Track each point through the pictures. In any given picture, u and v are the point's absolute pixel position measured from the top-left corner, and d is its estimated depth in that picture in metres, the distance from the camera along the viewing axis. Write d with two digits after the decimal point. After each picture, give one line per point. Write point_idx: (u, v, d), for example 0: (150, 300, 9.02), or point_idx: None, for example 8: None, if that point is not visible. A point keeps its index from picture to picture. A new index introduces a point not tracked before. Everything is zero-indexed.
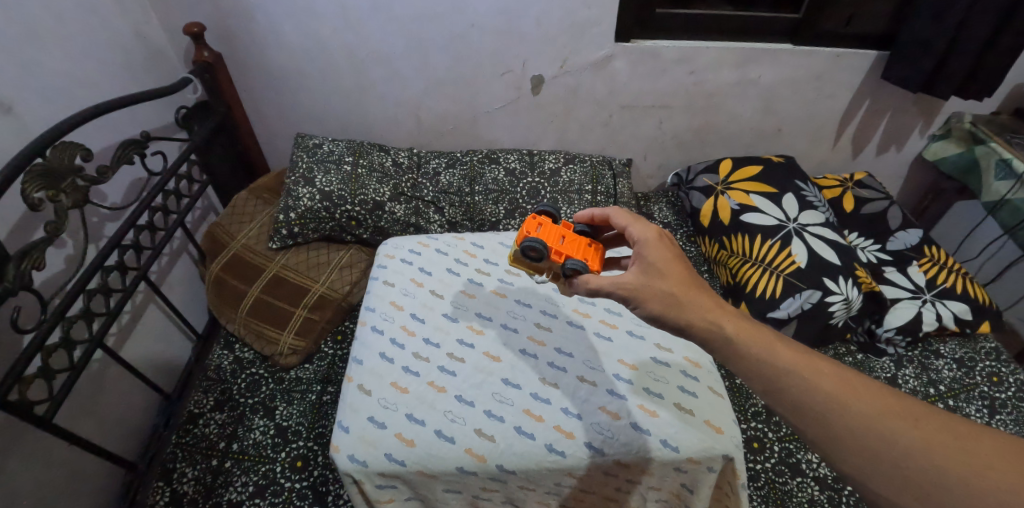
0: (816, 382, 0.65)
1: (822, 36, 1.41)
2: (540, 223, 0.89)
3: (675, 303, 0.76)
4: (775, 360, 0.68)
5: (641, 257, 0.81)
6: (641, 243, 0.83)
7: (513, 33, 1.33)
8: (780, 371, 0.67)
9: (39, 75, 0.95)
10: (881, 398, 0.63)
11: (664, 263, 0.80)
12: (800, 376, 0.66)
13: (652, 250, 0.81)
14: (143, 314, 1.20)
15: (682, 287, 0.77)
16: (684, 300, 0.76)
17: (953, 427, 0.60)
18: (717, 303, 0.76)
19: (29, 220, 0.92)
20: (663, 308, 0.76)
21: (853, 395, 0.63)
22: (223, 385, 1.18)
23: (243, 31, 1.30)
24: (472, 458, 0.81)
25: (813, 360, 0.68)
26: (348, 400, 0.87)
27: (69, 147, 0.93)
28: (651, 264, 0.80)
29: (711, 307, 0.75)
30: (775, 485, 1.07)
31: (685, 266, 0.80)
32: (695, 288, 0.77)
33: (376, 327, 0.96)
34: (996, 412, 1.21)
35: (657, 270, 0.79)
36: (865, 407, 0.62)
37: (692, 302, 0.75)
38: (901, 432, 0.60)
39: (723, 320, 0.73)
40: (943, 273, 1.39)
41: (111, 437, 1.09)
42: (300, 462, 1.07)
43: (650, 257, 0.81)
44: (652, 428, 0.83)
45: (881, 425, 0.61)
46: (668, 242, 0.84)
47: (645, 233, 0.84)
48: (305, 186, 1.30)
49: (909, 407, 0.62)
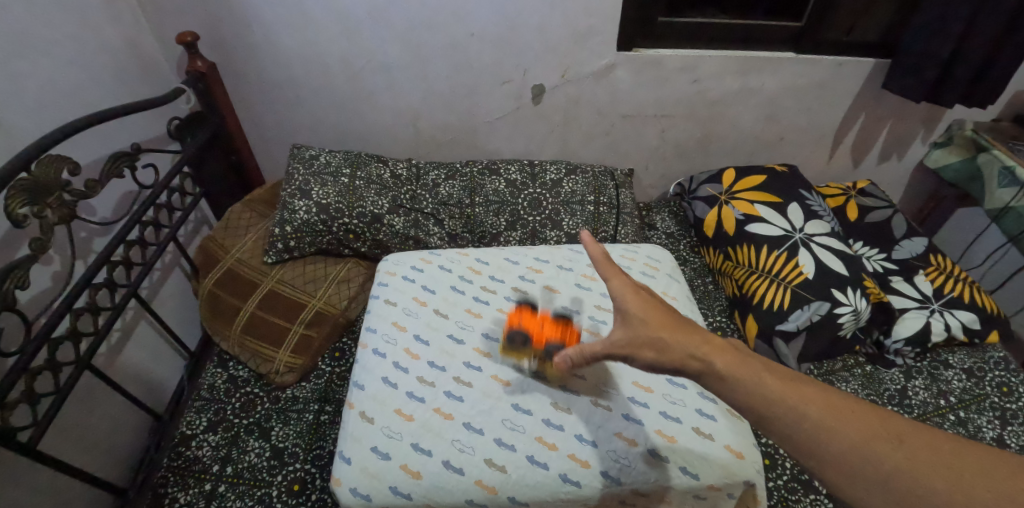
0: (801, 408, 0.62)
1: (823, 44, 1.40)
2: (520, 315, 0.95)
3: (662, 348, 0.71)
4: (760, 388, 0.64)
5: (622, 314, 0.74)
6: (619, 300, 0.75)
7: (514, 41, 1.31)
8: (767, 400, 0.63)
9: (25, 87, 0.91)
10: (865, 421, 0.60)
11: (646, 313, 0.73)
12: (785, 404, 0.62)
13: (631, 304, 0.74)
14: (133, 332, 1.16)
15: (667, 330, 0.72)
16: (670, 342, 0.70)
17: (937, 446, 0.57)
18: (704, 340, 0.70)
19: (14, 237, 0.89)
20: (655, 357, 0.71)
21: (837, 420, 0.60)
22: (217, 405, 1.14)
23: (237, 41, 1.27)
24: (482, 490, 0.78)
25: (799, 386, 0.64)
26: (349, 428, 0.84)
27: (56, 160, 0.90)
28: (632, 315, 0.74)
29: (700, 347, 0.70)
30: (787, 503, 1.04)
31: (666, 310, 0.75)
32: (682, 330, 0.72)
33: (377, 350, 0.93)
34: (1008, 423, 1.18)
35: (638, 319, 0.73)
36: (850, 433, 0.59)
37: (678, 342, 0.70)
38: (888, 455, 0.57)
39: (711, 354, 0.68)
40: (951, 282, 1.37)
41: (98, 462, 1.04)
42: (297, 486, 1.02)
43: (630, 311, 0.74)
44: (671, 455, 0.80)
45: (865, 449, 0.58)
46: (646, 293, 0.77)
47: (623, 286, 0.76)
48: (301, 198, 1.27)
49: (892, 428, 0.60)
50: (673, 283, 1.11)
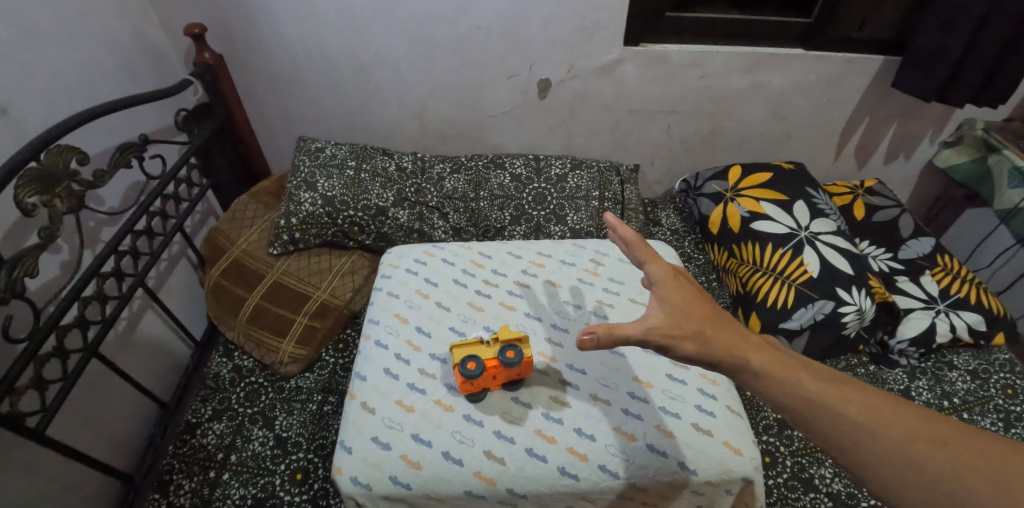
0: (840, 410, 0.60)
1: (832, 41, 1.39)
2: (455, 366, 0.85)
3: (701, 341, 0.68)
4: (800, 389, 0.63)
5: (662, 301, 0.71)
6: (658, 286, 0.72)
7: (520, 35, 1.31)
8: (807, 401, 0.62)
9: (36, 77, 0.93)
10: (905, 422, 0.59)
11: (688, 304, 0.71)
12: (825, 405, 0.61)
13: (672, 291, 0.71)
14: (140, 320, 1.17)
15: (709, 324, 0.70)
16: (710, 336, 0.68)
17: (978, 448, 0.56)
18: (742, 335, 0.69)
19: (25, 225, 0.90)
20: (695, 350, 0.68)
21: (879, 423, 0.59)
22: (222, 394, 1.16)
23: (245, 33, 1.28)
24: (481, 481, 0.78)
25: (838, 387, 0.63)
26: (351, 418, 0.84)
27: (64, 150, 0.91)
28: (673, 304, 0.71)
29: (738, 341, 0.68)
30: (788, 501, 1.04)
31: (706, 302, 0.73)
32: (722, 324, 0.70)
33: (380, 342, 0.93)
34: (1012, 426, 1.17)
35: (680, 309, 0.70)
36: (890, 433, 0.58)
37: (718, 336, 0.68)
38: (928, 456, 0.56)
39: (750, 353, 0.67)
40: (957, 283, 1.36)
41: (105, 448, 1.06)
42: (300, 475, 1.04)
43: (671, 298, 0.71)
44: (670, 450, 0.81)
45: (905, 450, 0.57)
46: (685, 280, 0.74)
47: (664, 273, 0.73)
48: (307, 190, 1.28)
49: (932, 428, 0.58)
50: None
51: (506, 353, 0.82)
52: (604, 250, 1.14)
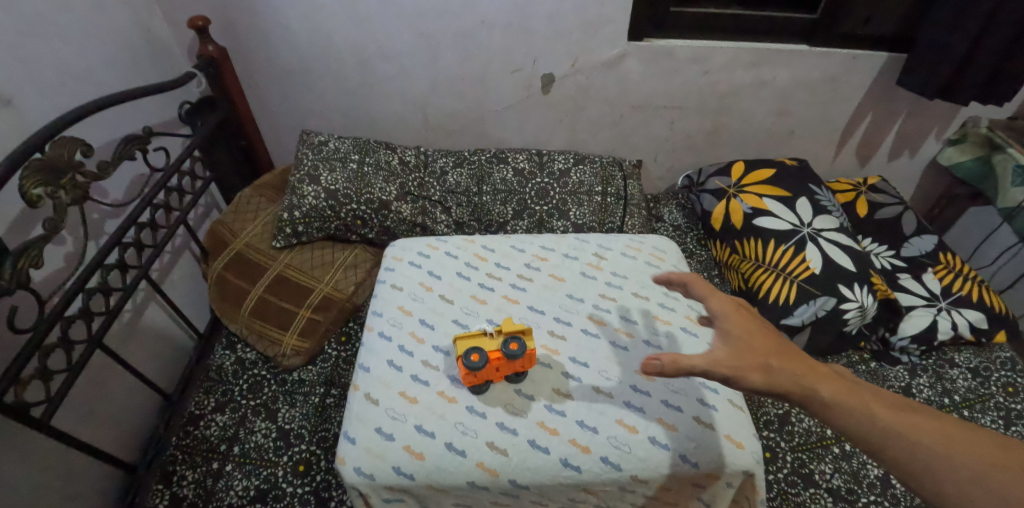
0: (916, 438, 0.60)
1: (837, 37, 1.38)
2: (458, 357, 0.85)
3: (769, 372, 0.68)
4: (872, 418, 0.62)
5: (725, 335, 0.72)
6: (721, 320, 0.74)
7: (524, 30, 1.30)
8: (880, 429, 0.62)
9: (40, 68, 0.93)
10: (983, 450, 0.58)
11: (751, 336, 0.72)
12: (899, 435, 0.61)
13: (734, 325, 0.73)
14: (143, 313, 1.18)
15: (774, 355, 0.70)
16: (776, 367, 0.68)
17: None
18: (809, 365, 0.69)
19: (29, 216, 0.90)
20: (762, 380, 0.67)
21: (955, 450, 0.59)
22: (225, 386, 1.16)
23: (249, 26, 1.28)
24: (483, 472, 0.79)
25: (909, 415, 0.62)
26: (354, 409, 0.85)
27: (69, 142, 0.91)
28: (737, 337, 0.71)
29: (804, 371, 0.68)
30: (788, 496, 1.05)
31: (769, 334, 0.73)
32: (787, 355, 0.70)
33: (383, 333, 0.94)
34: (1012, 423, 1.17)
35: (743, 342, 0.71)
36: (967, 460, 0.58)
37: (784, 366, 0.68)
38: (1011, 485, 0.55)
39: (818, 383, 0.67)
40: (960, 281, 1.36)
41: (109, 439, 1.07)
42: (303, 467, 1.04)
43: (733, 332, 0.72)
44: (671, 443, 0.81)
45: (986, 478, 0.56)
46: (751, 315, 0.75)
47: (725, 307, 0.75)
48: (310, 184, 1.28)
49: (1013, 456, 0.58)
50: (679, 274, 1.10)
51: (509, 345, 0.82)
52: (607, 245, 1.14)
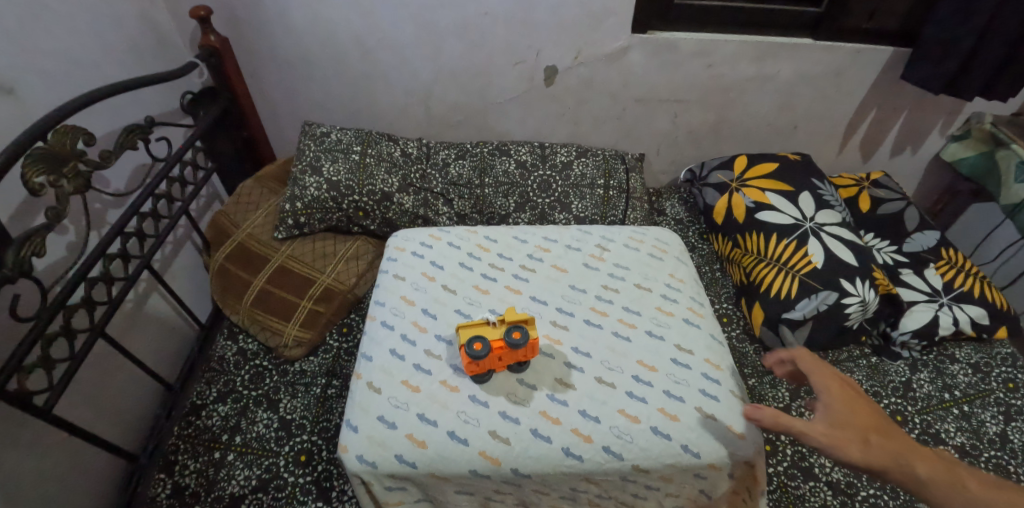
0: None
1: (842, 31, 1.37)
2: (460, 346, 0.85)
3: (869, 446, 0.72)
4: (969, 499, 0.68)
5: (828, 408, 0.76)
6: (825, 394, 0.78)
7: (527, 21, 1.30)
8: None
9: (42, 56, 0.92)
10: None
11: (855, 414, 0.75)
12: None
13: (838, 401, 0.76)
14: (145, 303, 1.18)
15: (875, 432, 0.74)
16: (877, 443, 0.72)
17: None
18: (907, 444, 0.73)
19: (31, 205, 0.90)
20: (863, 455, 0.71)
21: None
22: (226, 377, 1.16)
23: (251, 16, 1.27)
24: (485, 461, 0.79)
25: (1003, 496, 0.68)
26: (357, 398, 0.85)
27: (71, 131, 0.91)
28: (841, 414, 0.75)
29: (903, 450, 0.72)
30: (787, 489, 1.05)
31: (869, 411, 0.77)
32: (887, 433, 0.74)
33: (386, 323, 0.94)
34: (1012, 419, 1.17)
35: (847, 418, 0.75)
36: None
37: (884, 443, 0.72)
38: None
39: (916, 463, 0.71)
40: (961, 277, 1.36)
41: (111, 429, 1.07)
42: (304, 457, 1.05)
43: (837, 408, 0.76)
44: (673, 433, 0.81)
45: None
46: (854, 391, 0.79)
47: (831, 384, 0.79)
48: (313, 175, 1.28)
49: None
50: (682, 266, 1.10)
51: (512, 334, 0.82)
52: (610, 236, 1.14)
